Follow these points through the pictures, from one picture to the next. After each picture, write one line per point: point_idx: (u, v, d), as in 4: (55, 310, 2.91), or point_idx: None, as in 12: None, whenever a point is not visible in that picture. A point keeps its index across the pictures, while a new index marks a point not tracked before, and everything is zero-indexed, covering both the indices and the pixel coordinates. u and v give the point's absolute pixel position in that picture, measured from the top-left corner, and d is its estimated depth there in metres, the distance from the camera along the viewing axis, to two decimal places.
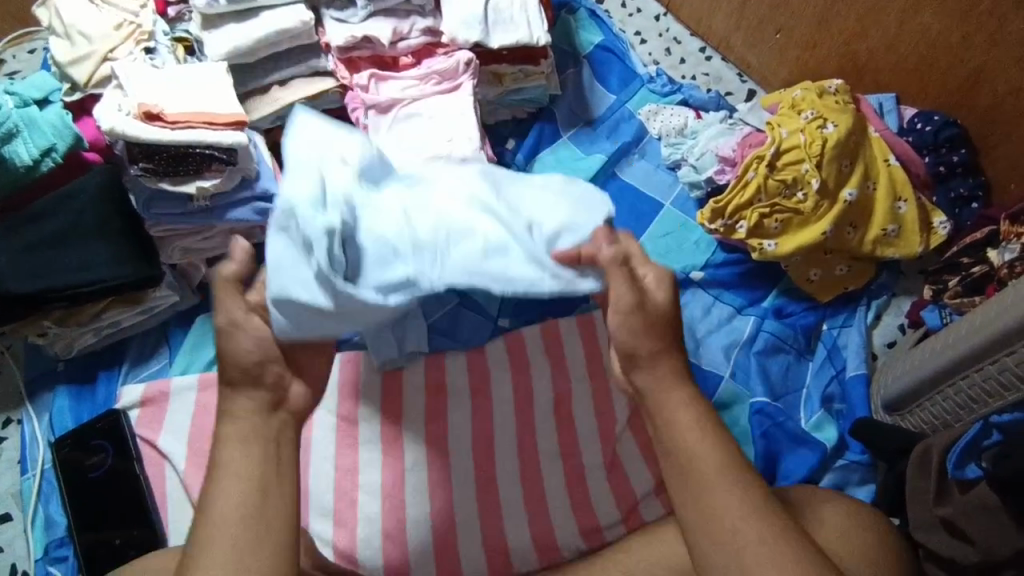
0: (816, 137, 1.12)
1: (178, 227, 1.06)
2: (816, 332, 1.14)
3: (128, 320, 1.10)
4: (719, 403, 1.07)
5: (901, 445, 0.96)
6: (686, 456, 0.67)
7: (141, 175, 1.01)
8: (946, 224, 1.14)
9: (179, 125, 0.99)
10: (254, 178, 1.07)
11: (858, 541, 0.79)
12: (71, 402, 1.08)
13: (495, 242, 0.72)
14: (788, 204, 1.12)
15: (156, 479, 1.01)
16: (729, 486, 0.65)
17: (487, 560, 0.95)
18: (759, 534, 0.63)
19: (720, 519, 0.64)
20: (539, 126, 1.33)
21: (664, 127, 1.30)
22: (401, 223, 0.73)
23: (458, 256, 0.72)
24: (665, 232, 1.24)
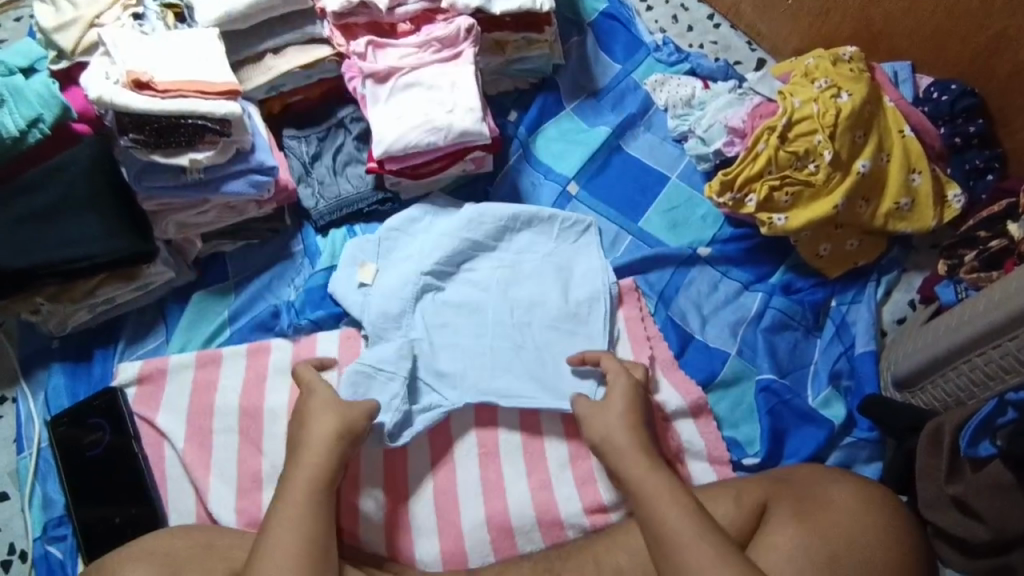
0: (829, 106, 1.08)
1: (171, 201, 1.03)
2: (825, 308, 1.11)
3: (123, 296, 1.07)
4: (725, 380, 1.05)
5: (910, 423, 0.95)
6: (644, 482, 0.77)
7: (131, 147, 0.97)
8: (961, 198, 1.11)
9: (169, 94, 0.95)
10: (249, 150, 1.03)
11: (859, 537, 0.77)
12: (67, 379, 1.06)
13: (502, 363, 1.02)
14: (799, 176, 1.09)
15: (154, 458, 1.00)
16: (685, 509, 0.73)
17: (491, 537, 0.95)
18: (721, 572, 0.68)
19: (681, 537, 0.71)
20: (542, 97, 1.29)
21: (672, 98, 1.26)
22: (438, 339, 1.03)
23: (479, 372, 1.01)
24: (670, 206, 1.21)
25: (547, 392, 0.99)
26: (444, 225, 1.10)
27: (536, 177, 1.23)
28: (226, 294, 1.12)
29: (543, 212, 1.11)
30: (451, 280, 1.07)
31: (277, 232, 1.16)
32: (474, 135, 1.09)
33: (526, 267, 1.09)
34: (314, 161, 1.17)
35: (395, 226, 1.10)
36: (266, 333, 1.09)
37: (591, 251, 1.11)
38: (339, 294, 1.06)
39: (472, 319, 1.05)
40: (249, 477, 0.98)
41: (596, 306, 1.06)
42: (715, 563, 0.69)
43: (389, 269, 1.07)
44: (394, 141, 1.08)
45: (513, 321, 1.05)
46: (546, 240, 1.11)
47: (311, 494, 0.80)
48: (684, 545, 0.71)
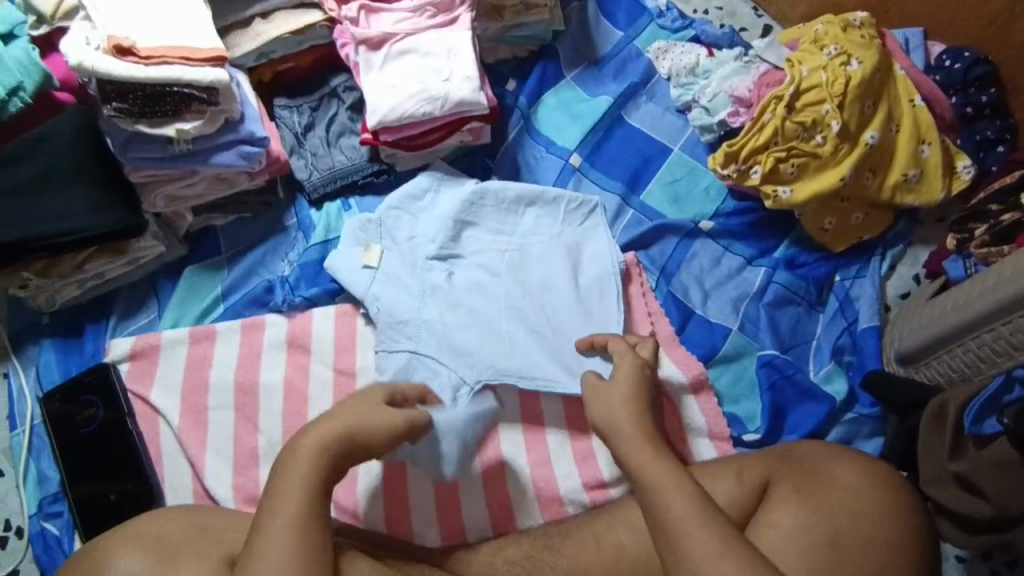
0: (839, 75, 1.05)
1: (158, 173, 1.00)
2: (828, 283, 1.10)
3: (113, 270, 1.05)
4: (726, 356, 1.04)
5: (913, 399, 0.94)
6: (649, 465, 0.75)
7: (114, 116, 0.94)
8: (971, 169, 1.08)
9: (153, 61, 0.92)
10: (239, 120, 1.00)
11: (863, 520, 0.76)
12: (59, 355, 1.04)
13: (517, 343, 0.98)
14: (806, 147, 1.06)
15: (149, 434, 0.99)
16: (685, 494, 0.72)
17: (490, 513, 0.94)
18: (725, 567, 0.67)
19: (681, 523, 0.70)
20: (542, 65, 1.25)
21: (675, 67, 1.23)
22: (448, 321, 0.99)
23: (492, 352, 0.97)
24: (673, 179, 1.18)
25: (563, 373, 0.96)
26: (447, 205, 1.07)
27: (537, 149, 1.20)
28: (219, 269, 1.10)
29: (549, 192, 1.08)
30: (457, 262, 1.05)
31: (269, 205, 1.13)
32: (471, 104, 1.06)
33: (533, 247, 1.06)
34: (307, 131, 1.14)
35: (397, 206, 1.07)
36: (261, 309, 1.07)
37: (598, 232, 1.08)
38: (342, 276, 1.02)
39: (483, 300, 1.01)
40: (245, 453, 0.97)
41: (606, 288, 1.03)
42: (718, 555, 0.68)
43: (393, 251, 1.04)
44: (389, 111, 1.05)
45: (524, 301, 1.02)
46: (552, 220, 1.08)
47: (318, 475, 0.75)
48: (688, 534, 0.69)
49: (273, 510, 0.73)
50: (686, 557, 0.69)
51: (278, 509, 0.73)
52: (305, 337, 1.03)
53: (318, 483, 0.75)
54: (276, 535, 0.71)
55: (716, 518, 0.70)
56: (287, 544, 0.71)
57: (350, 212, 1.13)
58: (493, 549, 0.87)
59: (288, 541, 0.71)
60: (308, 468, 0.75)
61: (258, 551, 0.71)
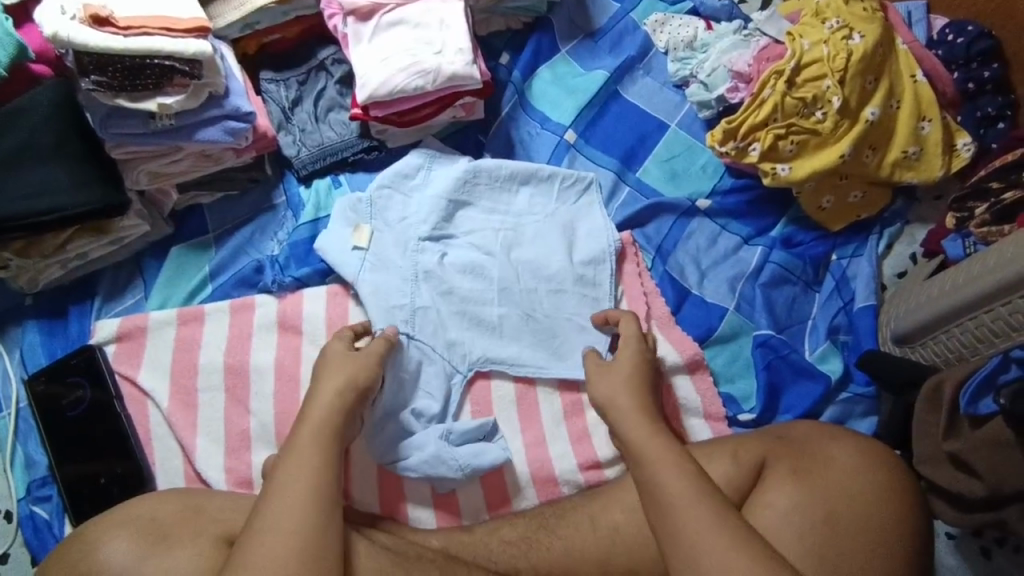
0: (840, 49, 1.03)
1: (142, 148, 0.97)
2: (825, 262, 1.09)
3: (96, 250, 1.02)
4: (722, 336, 1.03)
5: (907, 378, 0.93)
6: (642, 441, 0.76)
7: (93, 90, 0.90)
8: (971, 146, 1.06)
9: (132, 31, 0.88)
10: (223, 95, 0.97)
11: (855, 504, 0.77)
12: (43, 337, 1.02)
13: (509, 328, 0.99)
14: (806, 124, 1.04)
15: (138, 417, 0.97)
16: (676, 474, 0.72)
17: (484, 493, 0.94)
18: (718, 543, 0.67)
19: (677, 502, 0.70)
20: (537, 37, 1.22)
21: (672, 40, 1.20)
22: (441, 306, 0.99)
23: (484, 339, 0.98)
24: (669, 156, 1.16)
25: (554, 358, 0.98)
26: (439, 185, 1.04)
27: (532, 125, 1.17)
28: (206, 248, 1.07)
29: (543, 169, 1.07)
30: (450, 242, 1.03)
31: (257, 182, 1.10)
32: (464, 78, 1.03)
33: (527, 227, 1.05)
34: (294, 106, 1.11)
35: (388, 184, 1.03)
36: (250, 290, 1.04)
37: (593, 210, 1.07)
38: (332, 258, 1.00)
39: (476, 283, 1.01)
40: (236, 436, 0.96)
41: (602, 267, 1.03)
42: (712, 531, 0.67)
43: (384, 232, 1.01)
44: (379, 85, 1.02)
45: (517, 284, 1.01)
46: (546, 199, 1.07)
47: (322, 446, 0.76)
48: (682, 511, 0.69)
49: (276, 495, 0.72)
50: (679, 533, 0.68)
51: (277, 496, 0.71)
52: (297, 318, 1.01)
53: (328, 455, 0.75)
54: (281, 519, 0.70)
55: (707, 495, 0.70)
56: (297, 523, 0.70)
57: (339, 189, 1.10)
58: (489, 529, 0.87)
59: (289, 509, 0.71)
60: (320, 441, 0.76)
61: (259, 524, 0.70)
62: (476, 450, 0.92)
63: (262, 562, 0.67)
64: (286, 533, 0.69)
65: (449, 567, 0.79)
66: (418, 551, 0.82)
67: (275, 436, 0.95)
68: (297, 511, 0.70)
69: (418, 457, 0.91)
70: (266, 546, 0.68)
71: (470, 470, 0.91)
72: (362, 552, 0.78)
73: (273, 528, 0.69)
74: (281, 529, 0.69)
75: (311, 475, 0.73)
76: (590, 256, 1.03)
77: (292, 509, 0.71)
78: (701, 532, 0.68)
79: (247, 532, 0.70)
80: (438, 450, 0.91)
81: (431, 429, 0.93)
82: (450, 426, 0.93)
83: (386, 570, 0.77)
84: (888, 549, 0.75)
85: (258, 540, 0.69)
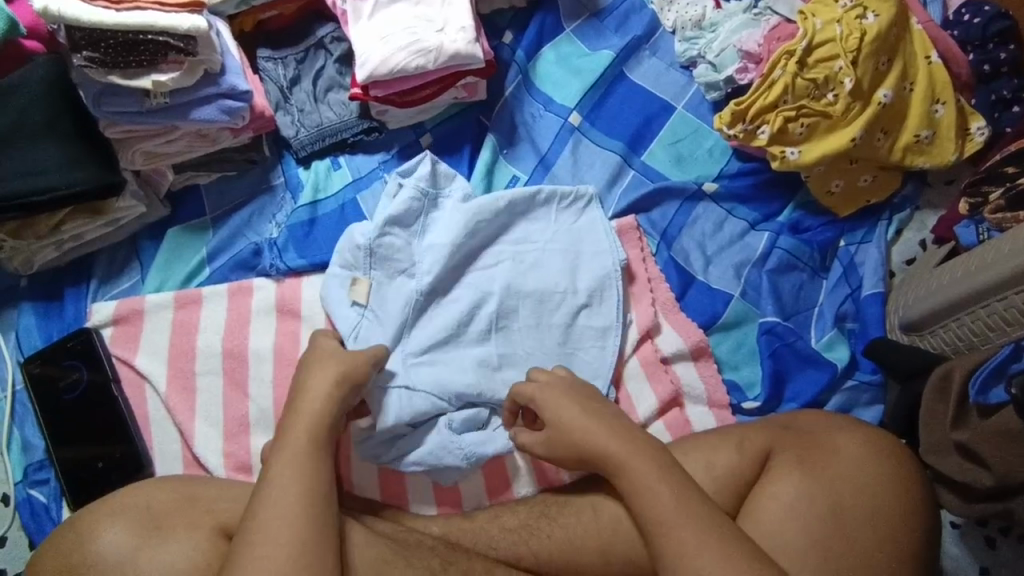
0: (854, 28, 1.00)
1: (138, 127, 0.94)
2: (833, 248, 1.07)
3: (92, 231, 1.00)
4: (726, 323, 1.02)
5: (916, 366, 0.92)
6: (634, 447, 0.74)
7: (85, 67, 0.87)
8: (985, 130, 1.04)
9: (124, 5, 0.84)
10: (219, 72, 0.94)
11: (861, 495, 0.76)
12: (39, 320, 1.00)
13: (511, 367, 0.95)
14: (816, 106, 1.01)
15: (135, 401, 0.96)
16: (661, 489, 0.71)
17: (484, 480, 0.94)
18: (721, 549, 0.66)
19: (665, 514, 0.69)
20: (541, 16, 1.19)
21: (680, 19, 1.17)
22: (442, 358, 0.94)
23: (485, 377, 0.93)
24: (676, 139, 1.14)
25: None
26: (437, 227, 0.99)
27: (535, 107, 1.15)
28: (204, 231, 1.05)
29: (540, 193, 1.02)
30: (450, 285, 0.98)
31: (254, 163, 1.08)
32: (465, 58, 1.00)
33: (529, 257, 1.00)
34: (293, 86, 1.09)
35: (385, 228, 0.96)
36: (248, 273, 1.03)
37: (596, 227, 1.02)
38: (330, 311, 0.96)
39: (476, 323, 0.96)
40: (235, 421, 0.94)
41: (607, 292, 0.99)
42: (715, 542, 0.67)
43: (381, 283, 0.96)
44: (380, 64, 0.99)
45: (517, 321, 0.97)
46: (545, 222, 1.02)
47: (306, 451, 0.74)
48: (669, 528, 0.69)
49: (259, 509, 0.69)
50: (666, 556, 0.68)
51: (268, 504, 0.69)
52: (295, 301, 1.00)
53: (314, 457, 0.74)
54: (269, 533, 0.67)
55: (691, 515, 0.69)
56: (289, 527, 0.68)
57: (338, 171, 1.09)
58: (490, 516, 0.86)
59: (275, 514, 0.69)
60: (308, 441, 0.75)
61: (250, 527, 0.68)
62: (481, 438, 0.92)
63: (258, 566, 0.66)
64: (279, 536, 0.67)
65: (449, 555, 0.79)
66: (417, 539, 0.81)
67: (274, 421, 0.94)
68: (287, 521, 0.68)
69: (420, 452, 0.90)
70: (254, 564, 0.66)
71: (476, 458, 0.90)
72: (362, 541, 0.77)
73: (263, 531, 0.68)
74: (272, 535, 0.67)
75: (298, 485, 0.71)
76: (597, 258, 1.01)
77: (283, 512, 0.69)
78: (692, 548, 0.67)
79: (235, 546, 0.68)
80: (438, 441, 0.90)
81: (431, 424, 0.92)
82: (449, 416, 0.92)
83: (385, 558, 0.76)
84: (894, 544, 0.74)
85: (245, 559, 0.66)
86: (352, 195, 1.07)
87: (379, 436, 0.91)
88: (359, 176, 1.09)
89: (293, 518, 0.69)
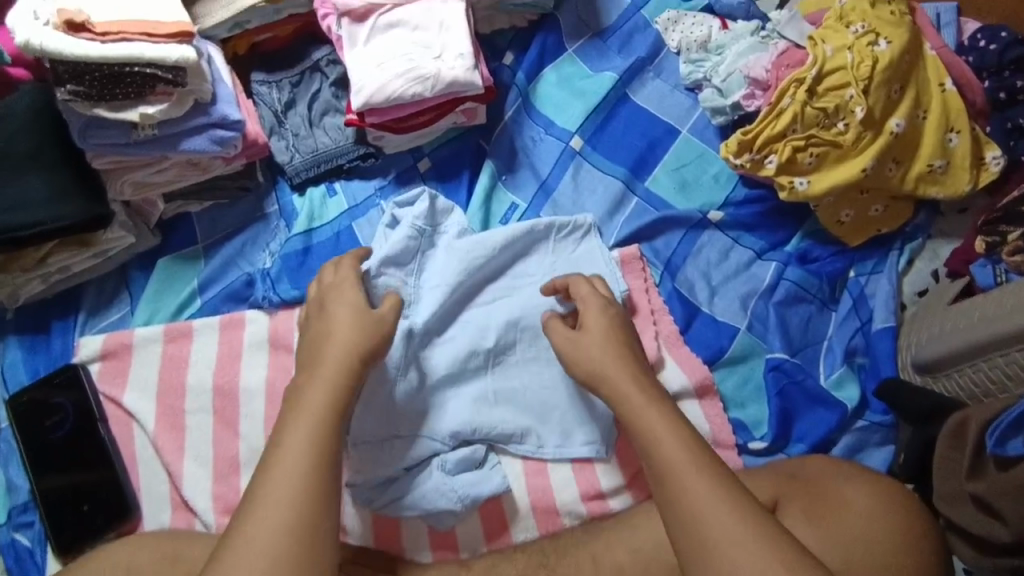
0: (865, 56, 0.96)
1: (127, 158, 0.91)
2: (842, 279, 1.03)
3: (80, 263, 0.97)
4: (732, 357, 0.99)
5: (930, 410, 0.88)
6: (651, 409, 0.73)
7: (69, 100, 0.84)
8: (1001, 160, 1.00)
9: (111, 37, 0.82)
10: (209, 101, 0.91)
11: (869, 551, 0.73)
12: (25, 354, 0.98)
13: (509, 407, 0.93)
14: (826, 136, 0.98)
15: (122, 440, 0.93)
16: (678, 442, 0.69)
17: (481, 523, 0.91)
18: (723, 511, 0.64)
19: (681, 465, 0.68)
20: (542, 37, 1.16)
21: (685, 40, 1.15)
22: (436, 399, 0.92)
23: (482, 416, 0.92)
24: (680, 164, 1.11)
25: (555, 437, 0.93)
26: (433, 267, 0.96)
27: (535, 130, 1.12)
28: (195, 260, 1.03)
29: (539, 224, 0.98)
30: (446, 323, 0.95)
31: (248, 191, 1.05)
32: (464, 85, 0.97)
33: (528, 291, 0.97)
34: (287, 109, 1.06)
35: (381, 269, 0.93)
36: (240, 305, 1.00)
37: (596, 258, 0.99)
38: None
39: (473, 362, 0.94)
40: (225, 461, 0.92)
41: None
42: (719, 499, 0.65)
43: None
44: (375, 92, 0.96)
45: (515, 357, 0.95)
46: (543, 254, 0.99)
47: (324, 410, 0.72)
48: (687, 480, 0.67)
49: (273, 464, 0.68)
50: (682, 506, 0.66)
51: (282, 456, 0.69)
52: (288, 335, 0.96)
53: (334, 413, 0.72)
54: (277, 494, 0.66)
55: (711, 469, 0.67)
56: (300, 480, 0.67)
57: (333, 198, 1.06)
58: (487, 566, 0.83)
59: (289, 469, 0.68)
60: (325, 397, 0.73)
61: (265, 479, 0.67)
62: (475, 478, 0.89)
63: (267, 517, 0.65)
64: (290, 489, 0.66)
65: None
66: None
67: None
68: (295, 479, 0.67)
69: (415, 495, 0.88)
70: (260, 517, 0.65)
71: (470, 500, 0.88)
72: None
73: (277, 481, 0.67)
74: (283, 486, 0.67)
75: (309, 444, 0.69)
76: None
77: (297, 465, 0.68)
78: (704, 500, 0.65)
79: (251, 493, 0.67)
80: (432, 483, 0.88)
81: (425, 465, 0.89)
82: (442, 456, 0.90)
83: None
84: None
85: (259, 507, 0.66)
86: (348, 222, 1.05)
87: (373, 479, 0.88)
88: (355, 203, 1.06)
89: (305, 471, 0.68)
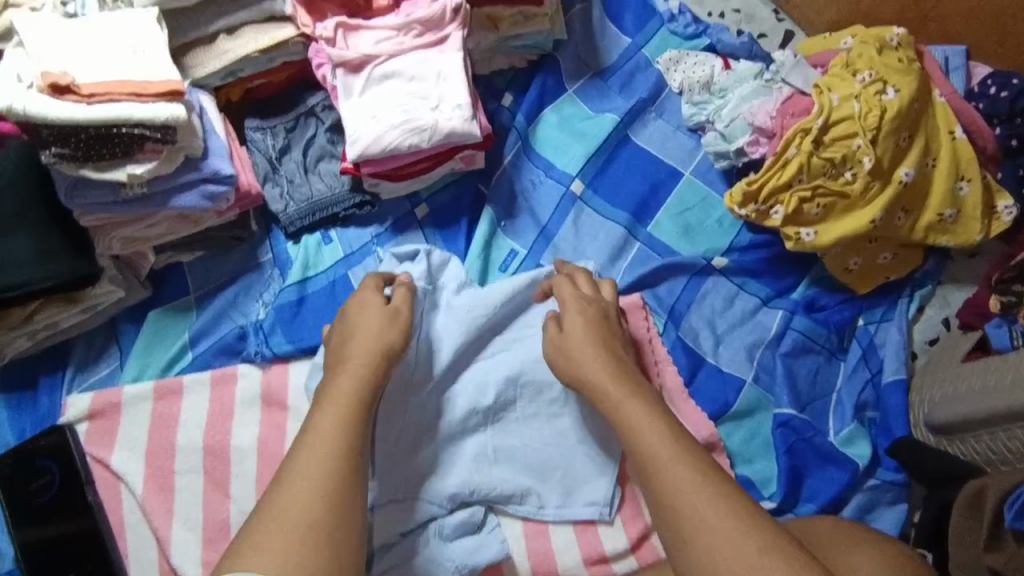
0: (873, 106, 0.94)
1: (116, 214, 0.89)
2: (850, 328, 1.01)
3: (68, 319, 0.95)
4: (738, 412, 0.96)
5: (944, 473, 0.86)
6: (634, 404, 0.71)
7: (53, 163, 0.82)
8: (1013, 209, 0.98)
9: (97, 98, 0.80)
10: (201, 157, 0.89)
11: None
12: (10, 413, 0.95)
13: (509, 467, 0.90)
14: (833, 186, 0.96)
15: (110, 504, 0.91)
16: (658, 430, 0.68)
17: None
18: (701, 497, 0.62)
19: (662, 454, 0.66)
20: (541, 78, 1.14)
21: (688, 81, 1.12)
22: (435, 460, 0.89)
23: (481, 477, 0.89)
24: (683, 208, 1.08)
25: (557, 498, 0.90)
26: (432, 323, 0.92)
27: (535, 173, 1.10)
28: (187, 311, 1.00)
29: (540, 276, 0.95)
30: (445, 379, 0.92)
31: (241, 240, 1.03)
32: (462, 135, 0.95)
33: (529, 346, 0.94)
34: (282, 156, 1.04)
35: None
36: (233, 358, 0.97)
37: None
38: None
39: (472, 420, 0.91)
40: (215, 525, 0.89)
41: None
42: (700, 485, 0.63)
43: None
44: (371, 143, 0.94)
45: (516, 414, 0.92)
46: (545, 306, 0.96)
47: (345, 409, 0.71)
48: (665, 468, 0.65)
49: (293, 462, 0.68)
50: (664, 495, 0.64)
51: (298, 454, 0.68)
52: (281, 392, 0.94)
53: (354, 411, 0.71)
54: (297, 485, 0.65)
55: (692, 455, 0.65)
56: (315, 473, 0.66)
57: (329, 245, 1.04)
58: None
59: (310, 469, 0.66)
60: (350, 392, 0.73)
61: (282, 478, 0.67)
62: (474, 545, 0.86)
63: (283, 509, 0.64)
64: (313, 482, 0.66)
65: None
66: None
67: None
68: (309, 471, 0.66)
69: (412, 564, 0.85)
70: (275, 508, 0.64)
71: (468, 569, 0.85)
72: None
73: (295, 476, 0.66)
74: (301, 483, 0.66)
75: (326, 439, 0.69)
76: None
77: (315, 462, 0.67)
78: (683, 485, 0.63)
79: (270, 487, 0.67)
80: (430, 551, 0.85)
81: (422, 530, 0.87)
82: (439, 522, 0.87)
83: None
84: None
85: (277, 499, 0.65)
86: (344, 270, 1.02)
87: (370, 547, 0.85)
88: (351, 250, 1.04)
89: (324, 465, 0.67)
